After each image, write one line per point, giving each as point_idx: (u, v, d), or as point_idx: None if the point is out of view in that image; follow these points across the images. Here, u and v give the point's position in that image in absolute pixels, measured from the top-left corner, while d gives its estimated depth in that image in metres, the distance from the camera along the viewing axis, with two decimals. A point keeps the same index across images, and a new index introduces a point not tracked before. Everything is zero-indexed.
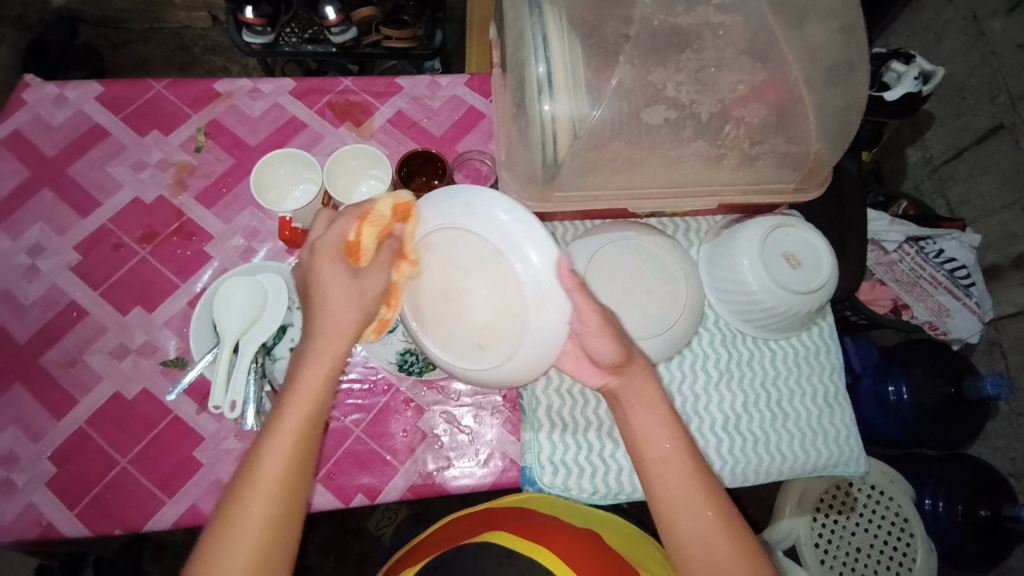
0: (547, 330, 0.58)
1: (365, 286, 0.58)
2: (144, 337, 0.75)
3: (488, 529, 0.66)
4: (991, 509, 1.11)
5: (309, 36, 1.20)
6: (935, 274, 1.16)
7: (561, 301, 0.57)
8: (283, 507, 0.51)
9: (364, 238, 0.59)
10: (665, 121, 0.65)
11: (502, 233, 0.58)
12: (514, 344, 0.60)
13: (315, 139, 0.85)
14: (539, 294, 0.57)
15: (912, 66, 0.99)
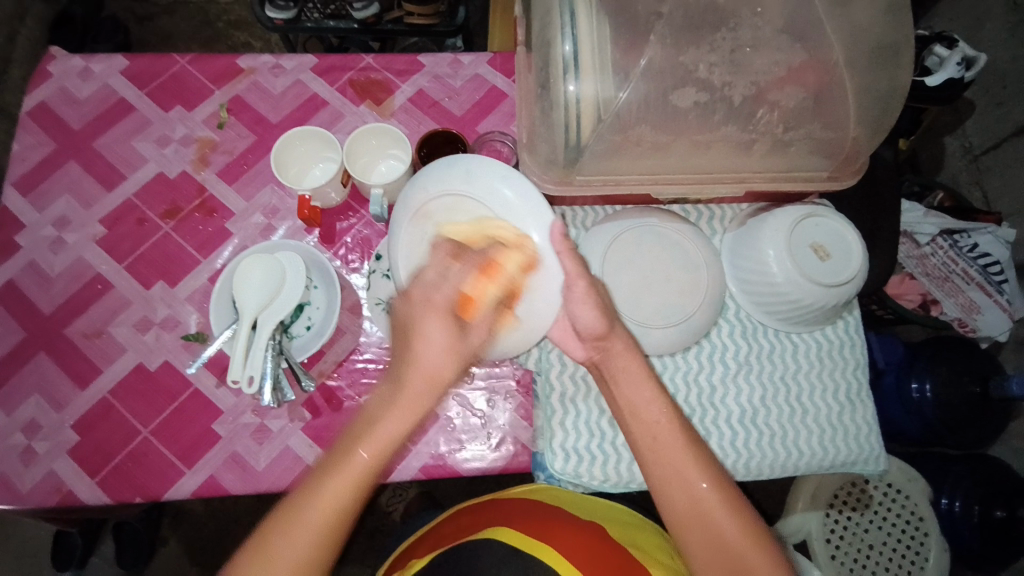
0: (541, 302, 0.63)
1: (468, 341, 0.57)
2: (167, 311, 0.76)
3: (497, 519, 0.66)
4: (1009, 511, 1.07)
5: (331, 11, 1.18)
6: (968, 269, 1.11)
7: (557, 275, 0.62)
8: (325, 546, 0.51)
9: (485, 295, 0.58)
10: (695, 104, 0.62)
11: (503, 202, 0.64)
12: (512, 321, 0.63)
13: (335, 117, 0.84)
14: (535, 262, 0.63)
15: (956, 51, 0.93)
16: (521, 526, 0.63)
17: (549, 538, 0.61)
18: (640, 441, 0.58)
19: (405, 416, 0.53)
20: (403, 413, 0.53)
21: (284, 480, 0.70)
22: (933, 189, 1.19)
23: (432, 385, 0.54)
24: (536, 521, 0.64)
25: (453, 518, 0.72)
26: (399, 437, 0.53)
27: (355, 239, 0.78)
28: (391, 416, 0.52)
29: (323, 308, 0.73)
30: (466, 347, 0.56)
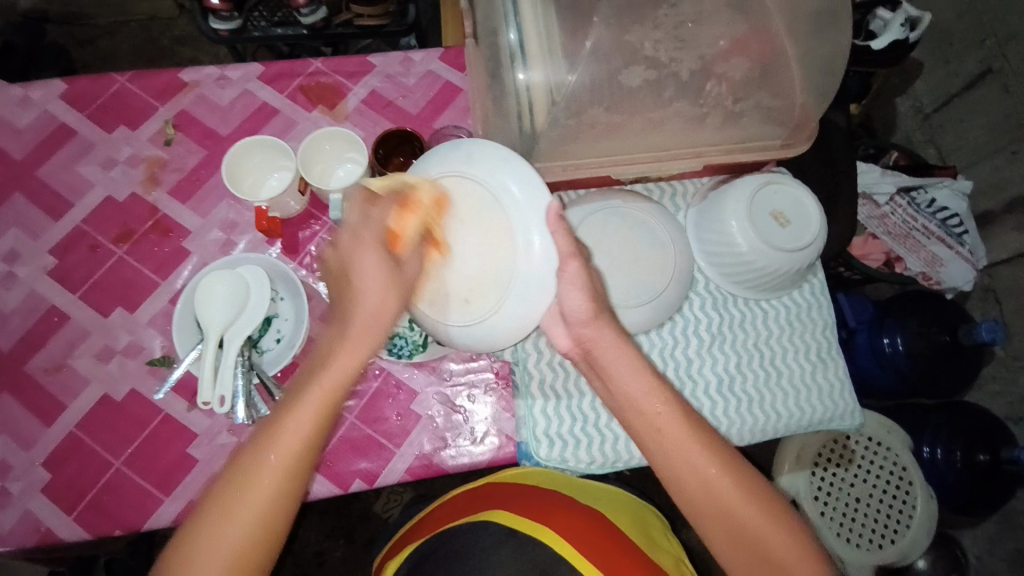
0: (531, 281, 0.59)
1: (406, 276, 0.56)
2: (130, 338, 0.74)
3: (489, 505, 0.66)
4: (989, 454, 1.12)
5: (279, 18, 1.16)
6: (927, 224, 1.18)
7: (549, 255, 0.59)
8: (296, 483, 0.49)
9: (406, 227, 0.57)
10: (644, 82, 0.63)
11: (502, 188, 0.60)
12: (500, 300, 0.59)
13: (288, 125, 0.83)
14: (536, 244, 0.59)
15: (898, 13, 0.95)
16: (527, 514, 0.62)
17: (549, 522, 0.61)
18: (642, 431, 0.56)
19: (353, 351, 0.51)
20: (361, 344, 0.52)
21: None
22: (887, 150, 1.23)
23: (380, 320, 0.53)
24: (536, 506, 0.63)
25: (440, 510, 0.72)
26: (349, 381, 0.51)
27: (319, 247, 0.77)
28: (345, 345, 0.51)
29: (292, 319, 0.72)
30: (404, 280, 0.55)
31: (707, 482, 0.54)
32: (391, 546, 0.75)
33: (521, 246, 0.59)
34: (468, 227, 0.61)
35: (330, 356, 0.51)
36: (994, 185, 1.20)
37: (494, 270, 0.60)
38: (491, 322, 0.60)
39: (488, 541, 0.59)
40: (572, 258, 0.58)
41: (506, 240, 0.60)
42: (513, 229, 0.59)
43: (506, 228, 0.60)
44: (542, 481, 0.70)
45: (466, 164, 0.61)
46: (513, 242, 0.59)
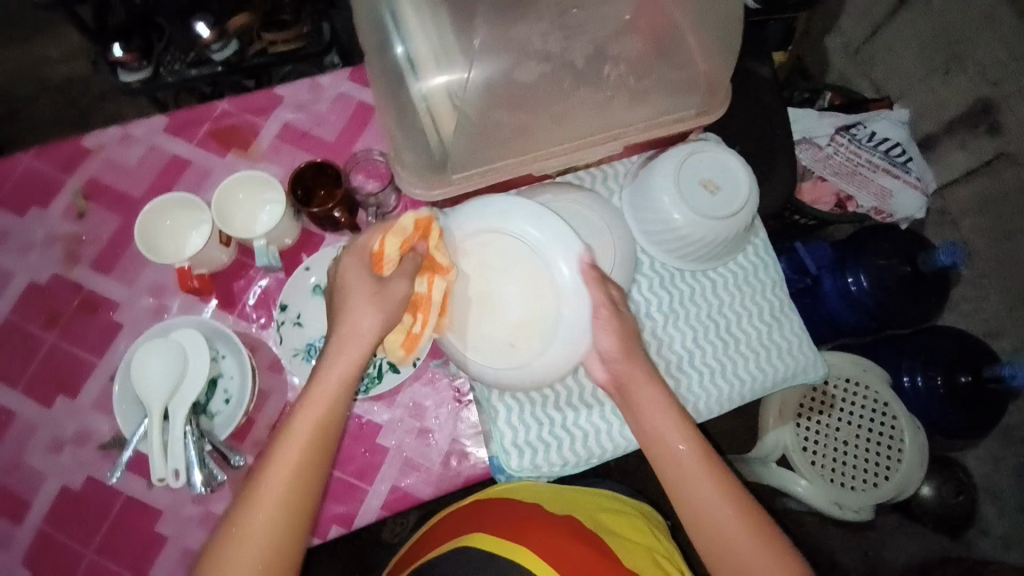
0: (575, 328, 0.65)
1: (388, 294, 0.61)
2: (76, 424, 0.71)
3: (469, 527, 0.64)
4: (972, 374, 1.13)
5: (193, 58, 1.11)
6: (871, 158, 1.19)
7: (581, 297, 0.65)
8: (303, 482, 0.55)
9: (388, 250, 0.61)
10: (541, 76, 0.62)
11: (535, 240, 0.67)
12: (547, 341, 0.66)
13: (203, 175, 0.80)
14: (568, 289, 0.65)
15: None
16: (501, 532, 0.61)
17: (522, 539, 0.60)
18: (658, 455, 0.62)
19: (345, 380, 0.59)
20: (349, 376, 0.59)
21: None
22: (822, 92, 1.27)
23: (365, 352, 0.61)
24: (508, 522, 0.62)
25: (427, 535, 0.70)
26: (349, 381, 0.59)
27: (256, 296, 0.75)
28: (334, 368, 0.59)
29: (237, 376, 0.69)
30: (388, 297, 0.61)
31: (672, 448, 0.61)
32: None
33: (557, 291, 0.66)
34: (508, 277, 0.68)
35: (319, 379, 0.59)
36: (932, 106, 1.21)
37: (538, 314, 0.67)
38: (534, 364, 0.66)
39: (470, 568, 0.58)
40: (603, 306, 0.64)
41: (546, 287, 0.67)
42: (549, 275, 0.67)
43: (544, 277, 0.67)
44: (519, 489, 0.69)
45: (507, 219, 0.67)
46: (552, 288, 0.66)
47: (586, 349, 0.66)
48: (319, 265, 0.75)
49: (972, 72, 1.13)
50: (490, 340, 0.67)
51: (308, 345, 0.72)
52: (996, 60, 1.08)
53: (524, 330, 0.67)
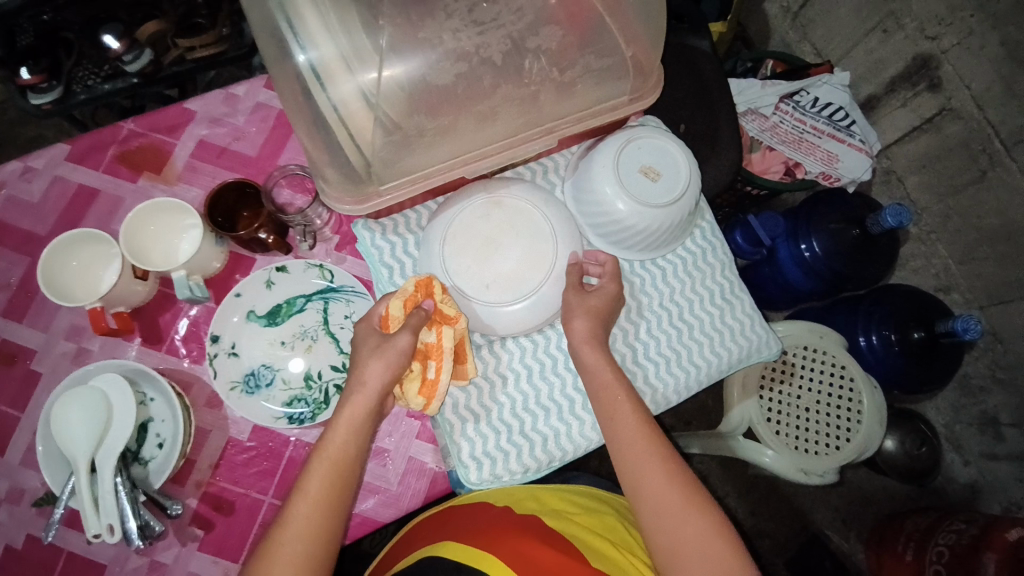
0: (541, 303, 0.68)
1: (389, 348, 0.61)
2: (4, 484, 0.67)
3: (438, 536, 0.63)
4: (925, 329, 1.15)
5: (107, 71, 1.02)
6: (815, 124, 1.20)
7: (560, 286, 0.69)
8: (321, 534, 0.56)
9: (392, 309, 0.63)
10: (457, 77, 0.58)
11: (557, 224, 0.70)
12: (515, 301, 0.67)
13: (115, 203, 0.75)
14: (556, 267, 0.68)
15: None
16: (474, 543, 0.60)
17: (494, 550, 0.59)
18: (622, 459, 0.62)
19: (355, 433, 0.59)
20: (361, 430, 0.59)
21: None
22: (763, 61, 1.26)
23: (378, 407, 0.61)
24: (483, 532, 0.61)
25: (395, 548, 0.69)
26: (358, 436, 0.59)
27: (185, 330, 0.70)
28: (344, 424, 0.59)
29: (169, 418, 0.65)
30: (389, 353, 0.60)
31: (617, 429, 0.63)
32: None
33: (553, 269, 0.68)
34: (519, 240, 0.69)
35: (328, 436, 0.59)
36: (871, 68, 1.21)
37: (518, 276, 0.68)
38: (498, 310, 0.67)
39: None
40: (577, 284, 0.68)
41: (544, 261, 0.68)
42: (552, 257, 0.68)
43: (546, 255, 0.68)
44: (501, 497, 0.68)
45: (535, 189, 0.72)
46: (547, 264, 0.68)
47: (534, 323, 0.70)
48: (251, 290, 0.70)
49: (910, 29, 1.09)
50: (467, 273, 0.68)
51: (247, 376, 0.68)
52: (926, 15, 1.05)
53: (499, 284, 0.68)
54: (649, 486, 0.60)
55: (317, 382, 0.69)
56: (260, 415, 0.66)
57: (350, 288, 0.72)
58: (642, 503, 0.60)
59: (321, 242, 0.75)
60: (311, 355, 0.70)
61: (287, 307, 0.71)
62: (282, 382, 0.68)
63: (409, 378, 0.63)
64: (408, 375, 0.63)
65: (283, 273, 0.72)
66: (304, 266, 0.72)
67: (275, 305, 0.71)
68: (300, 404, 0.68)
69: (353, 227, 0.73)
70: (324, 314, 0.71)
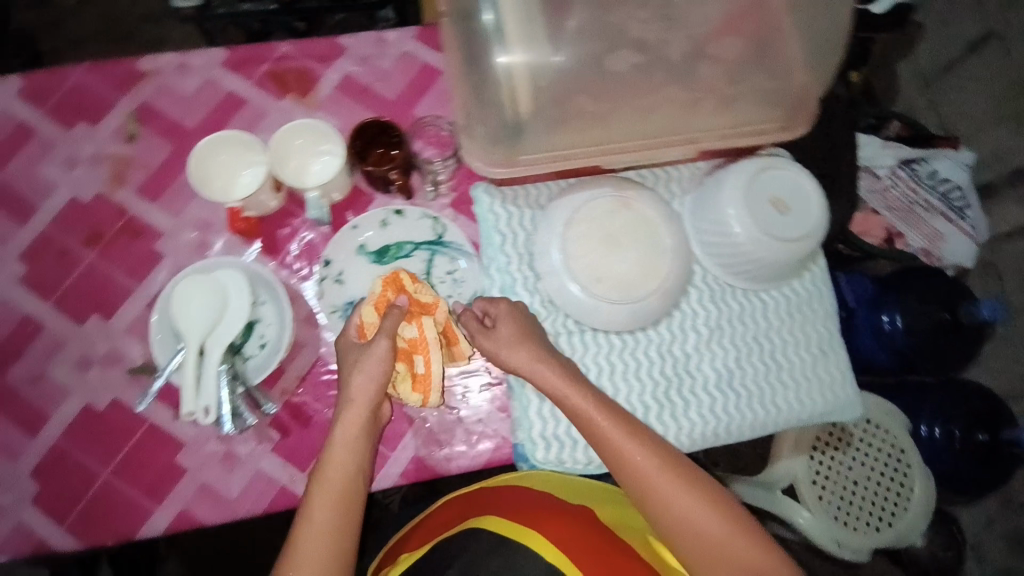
0: (646, 309, 0.71)
1: (375, 351, 0.61)
2: (107, 346, 0.71)
3: (482, 512, 0.65)
4: (989, 433, 1.11)
5: None
6: (929, 198, 1.15)
7: (666, 300, 0.72)
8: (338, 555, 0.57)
9: (367, 314, 0.64)
10: (630, 68, 0.60)
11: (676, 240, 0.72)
12: (622, 302, 0.70)
13: (258, 115, 0.78)
14: (666, 281, 0.71)
15: None
16: (519, 520, 0.61)
17: (539, 527, 0.59)
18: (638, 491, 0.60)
19: (351, 451, 0.60)
20: (356, 446, 0.61)
21: (260, 503, 0.68)
22: (889, 120, 1.18)
23: (372, 419, 0.62)
24: (527, 511, 0.62)
25: (439, 513, 0.71)
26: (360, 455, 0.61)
27: (300, 246, 0.74)
28: (339, 447, 0.60)
29: (274, 323, 0.69)
30: (375, 355, 0.61)
31: (662, 488, 0.59)
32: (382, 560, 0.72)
33: (663, 282, 0.71)
34: (636, 247, 0.71)
35: (325, 461, 0.60)
36: (995, 156, 1.18)
37: (627, 280, 0.70)
38: (602, 307, 0.70)
39: (477, 549, 0.58)
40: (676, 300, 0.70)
41: (655, 272, 0.71)
42: (659, 271, 0.71)
43: (656, 268, 0.71)
44: (540, 482, 0.68)
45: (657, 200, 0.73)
46: (659, 275, 0.71)
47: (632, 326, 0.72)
48: (367, 225, 0.74)
49: None
50: (581, 264, 0.70)
51: (348, 304, 0.73)
52: None
53: (608, 282, 0.70)
54: (670, 501, 0.58)
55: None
56: None
57: (457, 246, 0.75)
58: (673, 525, 0.58)
59: (440, 197, 0.77)
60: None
61: (395, 249, 0.74)
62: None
63: (399, 378, 0.65)
64: (397, 375, 0.64)
65: (400, 217, 0.75)
66: (421, 215, 0.75)
67: (385, 245, 0.74)
68: None
69: (474, 188, 0.75)
70: (428, 265, 0.74)
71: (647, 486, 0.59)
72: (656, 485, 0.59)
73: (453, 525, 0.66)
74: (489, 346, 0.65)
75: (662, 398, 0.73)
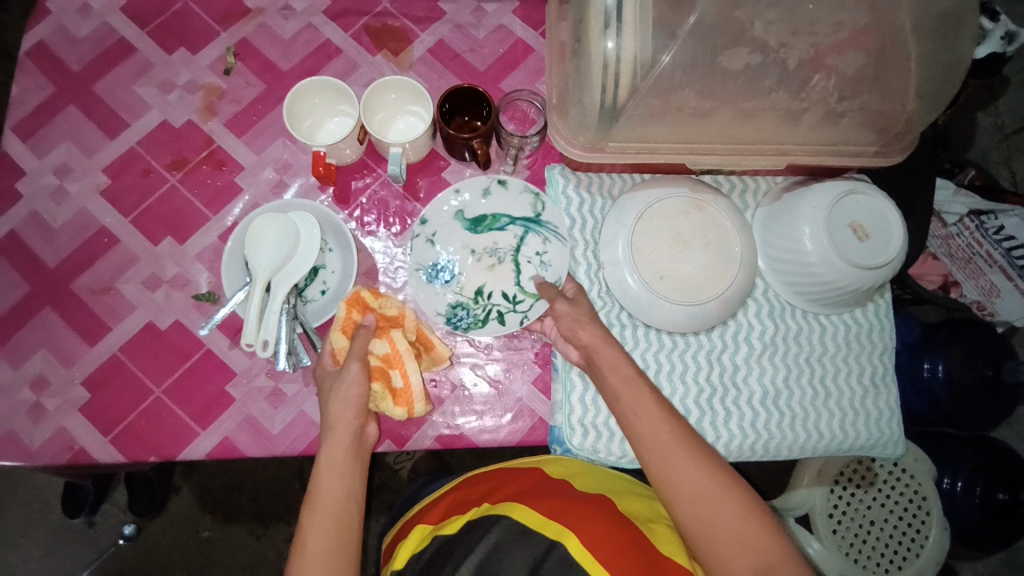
0: (706, 315, 0.69)
1: (343, 374, 0.61)
2: (176, 269, 0.73)
3: (506, 497, 0.62)
4: (1010, 494, 1.08)
5: None
6: (991, 252, 1.05)
7: (726, 309, 0.70)
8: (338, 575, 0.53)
9: (336, 342, 0.64)
10: (746, 67, 0.59)
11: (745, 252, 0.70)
12: (685, 305, 0.68)
13: (350, 67, 0.79)
14: (728, 292, 0.69)
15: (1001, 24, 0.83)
16: (542, 510, 0.57)
17: (563, 519, 0.56)
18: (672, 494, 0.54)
19: (341, 474, 0.57)
20: (346, 468, 0.57)
21: (298, 444, 0.69)
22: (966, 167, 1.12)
23: (356, 443, 0.59)
24: (549, 500, 0.59)
25: (458, 490, 0.69)
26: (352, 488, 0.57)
27: (371, 199, 0.75)
28: (329, 471, 0.57)
29: (338, 272, 0.71)
30: (343, 379, 0.60)
31: (705, 501, 0.53)
32: (399, 528, 0.72)
33: (727, 292, 0.69)
34: (705, 251, 0.70)
35: (316, 486, 0.56)
36: None
37: (691, 284, 0.69)
38: (659, 302, 0.68)
39: (501, 534, 0.56)
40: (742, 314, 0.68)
41: (721, 281, 0.69)
42: (725, 281, 0.69)
43: (721, 278, 0.69)
44: (557, 468, 0.67)
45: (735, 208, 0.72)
46: (725, 284, 0.68)
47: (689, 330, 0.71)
48: (469, 192, 0.74)
49: None
50: (647, 260, 0.69)
51: (433, 266, 0.73)
52: None
53: (673, 284, 0.69)
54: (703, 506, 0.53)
55: (484, 301, 0.73)
56: (430, 304, 0.71)
57: (552, 228, 0.73)
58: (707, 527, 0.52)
59: (515, 172, 0.78)
60: (492, 274, 0.74)
61: (490, 220, 0.75)
62: (458, 286, 0.73)
63: (379, 397, 0.63)
64: (376, 396, 0.63)
65: (502, 187, 0.74)
66: (522, 188, 0.73)
67: (482, 214, 0.75)
68: (461, 312, 0.72)
69: (549, 169, 0.76)
70: (519, 241, 0.74)
71: (694, 496, 0.53)
72: (703, 497, 0.53)
73: (474, 506, 0.63)
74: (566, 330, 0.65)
75: (705, 404, 0.72)
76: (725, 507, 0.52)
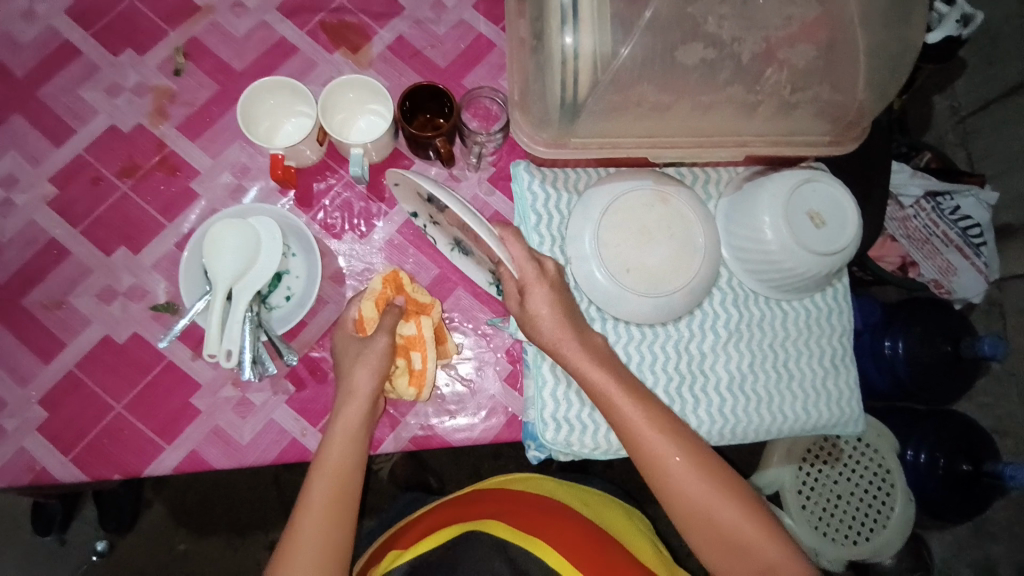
0: (670, 307, 0.70)
1: (371, 347, 0.61)
2: (132, 280, 0.71)
3: (484, 514, 0.62)
4: (971, 464, 1.12)
5: None
6: (947, 231, 1.10)
7: (689, 300, 0.71)
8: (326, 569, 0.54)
9: (365, 312, 0.65)
10: (701, 61, 0.59)
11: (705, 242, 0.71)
12: (650, 299, 0.69)
13: (307, 66, 0.77)
14: (691, 282, 0.70)
15: (956, 7, 0.86)
16: (519, 525, 0.59)
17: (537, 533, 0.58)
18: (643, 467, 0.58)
19: (342, 473, 0.58)
20: (357, 456, 0.59)
21: (269, 452, 0.68)
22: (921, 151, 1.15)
23: (367, 426, 0.61)
24: (527, 516, 0.61)
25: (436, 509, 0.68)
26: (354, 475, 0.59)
27: (335, 202, 0.74)
28: (325, 474, 0.57)
29: (303, 277, 0.70)
30: (377, 355, 0.61)
31: (673, 475, 0.57)
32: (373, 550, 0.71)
33: (688, 284, 0.70)
34: (671, 241, 0.70)
35: (311, 483, 0.57)
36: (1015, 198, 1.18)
37: (657, 274, 0.69)
38: (626, 295, 0.69)
39: (477, 552, 0.56)
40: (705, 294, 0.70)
41: (685, 272, 0.70)
42: (688, 272, 0.70)
43: (685, 269, 0.70)
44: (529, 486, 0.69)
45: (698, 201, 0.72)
46: (688, 275, 0.70)
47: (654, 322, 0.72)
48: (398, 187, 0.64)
49: None
50: (610, 253, 0.69)
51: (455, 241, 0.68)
52: None
53: (638, 277, 0.69)
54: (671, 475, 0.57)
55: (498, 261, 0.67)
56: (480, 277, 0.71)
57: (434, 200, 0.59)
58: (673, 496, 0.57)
59: (480, 169, 0.77)
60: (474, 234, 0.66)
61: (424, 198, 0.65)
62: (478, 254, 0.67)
63: (397, 373, 0.65)
64: (395, 370, 0.65)
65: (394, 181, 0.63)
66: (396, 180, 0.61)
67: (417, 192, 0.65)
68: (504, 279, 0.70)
69: (515, 165, 0.75)
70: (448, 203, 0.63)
71: (682, 490, 0.57)
72: (674, 473, 0.57)
73: (456, 519, 0.63)
74: (528, 309, 0.61)
75: (674, 393, 0.74)
76: (695, 482, 0.57)
